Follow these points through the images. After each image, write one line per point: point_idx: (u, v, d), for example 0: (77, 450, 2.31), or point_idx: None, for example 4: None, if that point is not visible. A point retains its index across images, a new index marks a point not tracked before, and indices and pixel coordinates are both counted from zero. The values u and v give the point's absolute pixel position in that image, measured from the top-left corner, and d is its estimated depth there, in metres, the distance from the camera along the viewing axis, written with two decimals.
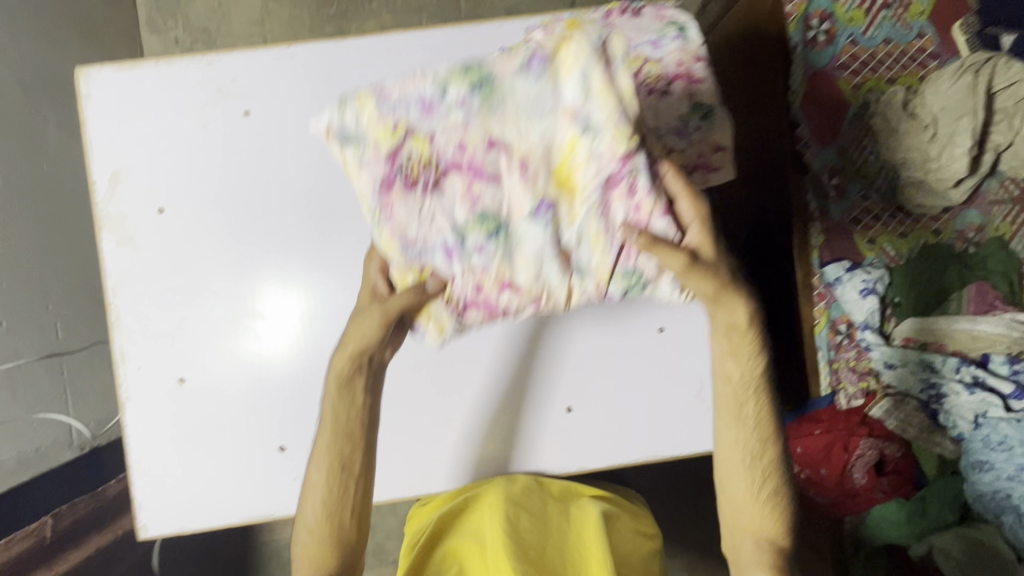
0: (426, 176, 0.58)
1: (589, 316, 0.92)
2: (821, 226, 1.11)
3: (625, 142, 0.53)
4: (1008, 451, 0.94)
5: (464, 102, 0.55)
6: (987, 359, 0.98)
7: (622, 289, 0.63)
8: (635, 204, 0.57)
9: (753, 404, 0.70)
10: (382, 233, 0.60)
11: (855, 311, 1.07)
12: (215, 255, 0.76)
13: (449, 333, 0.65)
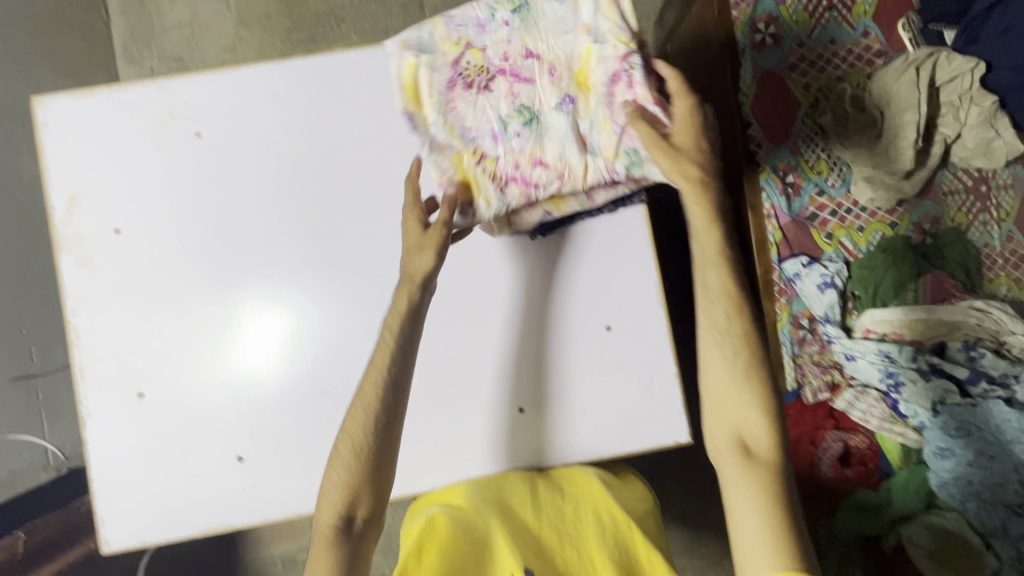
0: (480, 78, 0.74)
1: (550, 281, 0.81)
2: (779, 223, 1.13)
3: (621, 43, 0.70)
4: (966, 436, 0.96)
5: (508, 18, 0.75)
6: (944, 346, 1.03)
7: (625, 167, 0.71)
8: (633, 93, 0.70)
9: (724, 306, 0.73)
10: (443, 121, 0.74)
11: (815, 306, 1.09)
12: (176, 274, 0.79)
13: (495, 204, 0.72)
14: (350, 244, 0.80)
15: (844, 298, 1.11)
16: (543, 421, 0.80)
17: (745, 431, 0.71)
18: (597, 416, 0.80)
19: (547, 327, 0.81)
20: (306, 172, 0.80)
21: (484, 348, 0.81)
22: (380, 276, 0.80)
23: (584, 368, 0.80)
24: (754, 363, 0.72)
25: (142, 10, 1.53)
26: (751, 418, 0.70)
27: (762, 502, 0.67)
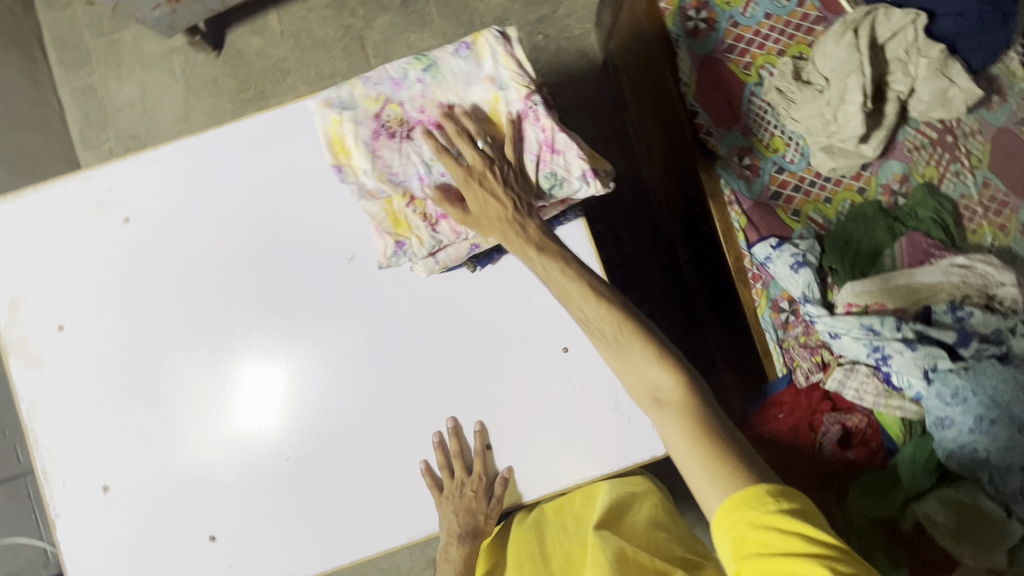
0: (402, 130, 0.68)
1: (495, 318, 0.78)
2: (742, 207, 1.10)
3: (522, 85, 0.66)
4: (963, 402, 0.89)
5: (419, 74, 0.68)
6: (930, 311, 0.98)
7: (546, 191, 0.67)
8: (540, 127, 0.66)
9: (577, 286, 0.68)
10: (373, 169, 0.67)
11: (791, 287, 1.04)
12: (145, 357, 0.79)
13: (428, 246, 0.67)
14: (299, 304, 0.79)
15: (821, 273, 1.06)
16: (515, 455, 0.78)
17: (654, 385, 0.66)
18: (568, 440, 0.77)
19: (504, 358, 0.78)
20: (238, 239, 0.79)
21: (441, 389, 0.78)
22: (332, 331, 0.79)
23: (546, 395, 0.78)
24: (626, 317, 0.67)
25: (95, 96, 1.57)
26: (643, 371, 0.66)
27: (689, 445, 0.62)
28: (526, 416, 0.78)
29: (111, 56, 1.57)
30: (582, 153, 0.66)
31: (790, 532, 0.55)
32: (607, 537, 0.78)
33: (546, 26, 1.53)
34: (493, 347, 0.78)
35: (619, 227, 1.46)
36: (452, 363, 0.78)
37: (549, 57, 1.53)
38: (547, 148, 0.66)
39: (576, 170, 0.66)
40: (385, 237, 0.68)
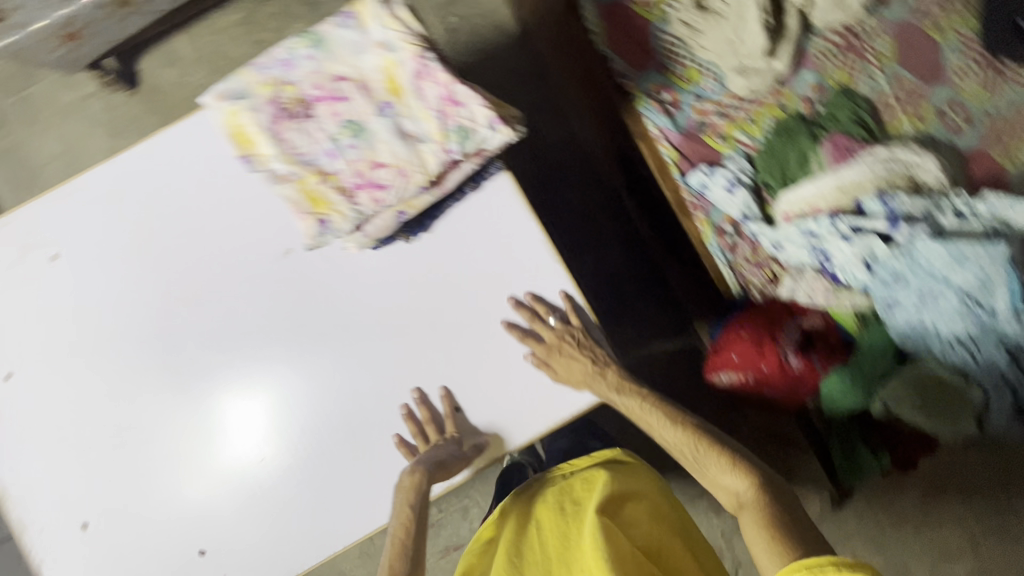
0: (301, 110, 0.68)
1: (441, 284, 0.79)
2: (670, 142, 1.12)
3: (411, 44, 0.65)
4: (904, 283, 0.93)
5: (307, 51, 0.67)
6: (860, 206, 1.00)
7: (459, 145, 0.66)
8: (438, 82, 0.65)
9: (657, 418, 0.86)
10: (279, 154, 0.67)
11: (731, 209, 1.07)
12: (119, 399, 0.79)
13: (349, 218, 0.67)
14: (259, 320, 0.79)
15: (757, 191, 1.10)
16: (486, 414, 0.79)
17: (734, 492, 0.80)
18: (534, 391, 0.78)
19: (458, 323, 0.79)
20: (177, 254, 0.79)
21: (401, 365, 0.79)
22: (295, 337, 0.79)
23: (504, 350, 0.79)
24: (700, 435, 0.84)
25: (18, 156, 1.54)
26: (723, 480, 0.81)
27: (760, 528, 0.73)
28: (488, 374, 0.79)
29: (25, 111, 1.53)
30: (485, 102, 0.66)
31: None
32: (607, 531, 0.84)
33: (456, 7, 1.54)
34: (445, 314, 0.79)
35: (565, 189, 1.48)
36: (407, 337, 0.79)
37: (465, 36, 1.54)
38: (448, 102, 0.65)
39: (481, 119, 0.66)
40: (307, 218, 0.68)
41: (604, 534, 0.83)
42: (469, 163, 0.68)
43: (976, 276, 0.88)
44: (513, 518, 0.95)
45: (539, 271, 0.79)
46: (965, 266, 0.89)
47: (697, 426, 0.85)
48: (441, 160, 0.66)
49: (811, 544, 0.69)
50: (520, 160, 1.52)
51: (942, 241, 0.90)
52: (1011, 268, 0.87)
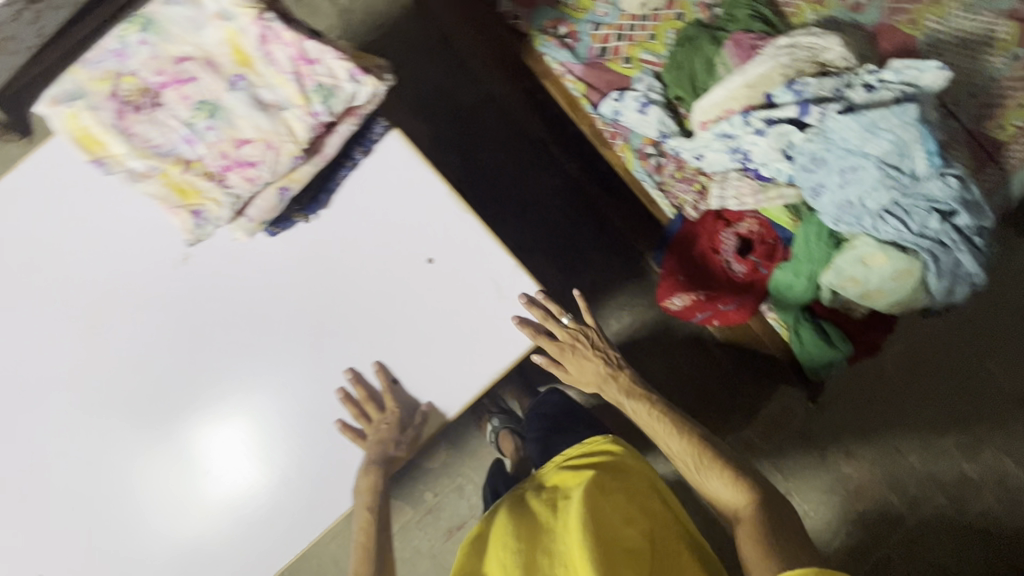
0: (148, 99, 0.67)
1: (352, 257, 0.76)
2: (575, 76, 1.09)
3: (246, 6, 0.66)
4: (824, 165, 0.89)
5: (139, 37, 0.67)
6: (771, 98, 0.97)
7: (324, 104, 0.67)
8: (286, 42, 0.66)
9: (672, 435, 0.96)
10: (132, 149, 0.66)
11: (648, 130, 1.05)
12: (94, 453, 0.79)
13: (225, 203, 0.67)
14: (212, 349, 0.77)
15: (670, 107, 1.08)
16: (429, 382, 0.77)
17: (732, 503, 0.89)
18: (470, 349, 0.77)
19: (377, 294, 0.76)
20: (104, 296, 0.77)
21: (330, 347, 0.77)
22: (251, 362, 0.77)
23: (432, 312, 0.76)
24: (706, 447, 0.93)
25: None
26: (722, 491, 0.90)
27: (756, 545, 0.81)
28: (420, 337, 0.77)
29: None
30: (340, 55, 0.67)
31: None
32: (592, 527, 0.88)
33: None
34: (362, 286, 0.76)
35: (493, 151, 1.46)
36: (328, 319, 0.77)
37: (361, 16, 1.51)
38: (301, 62, 0.66)
39: (340, 72, 0.66)
40: (180, 212, 0.68)
41: (592, 527, 0.88)
42: (347, 123, 0.69)
43: (892, 144, 0.86)
44: (504, 515, 0.99)
45: (449, 225, 0.76)
46: (880, 136, 0.86)
47: (705, 442, 0.94)
48: (307, 125, 0.67)
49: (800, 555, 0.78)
50: (443, 131, 1.51)
51: (852, 115, 0.87)
52: (923, 127, 0.86)
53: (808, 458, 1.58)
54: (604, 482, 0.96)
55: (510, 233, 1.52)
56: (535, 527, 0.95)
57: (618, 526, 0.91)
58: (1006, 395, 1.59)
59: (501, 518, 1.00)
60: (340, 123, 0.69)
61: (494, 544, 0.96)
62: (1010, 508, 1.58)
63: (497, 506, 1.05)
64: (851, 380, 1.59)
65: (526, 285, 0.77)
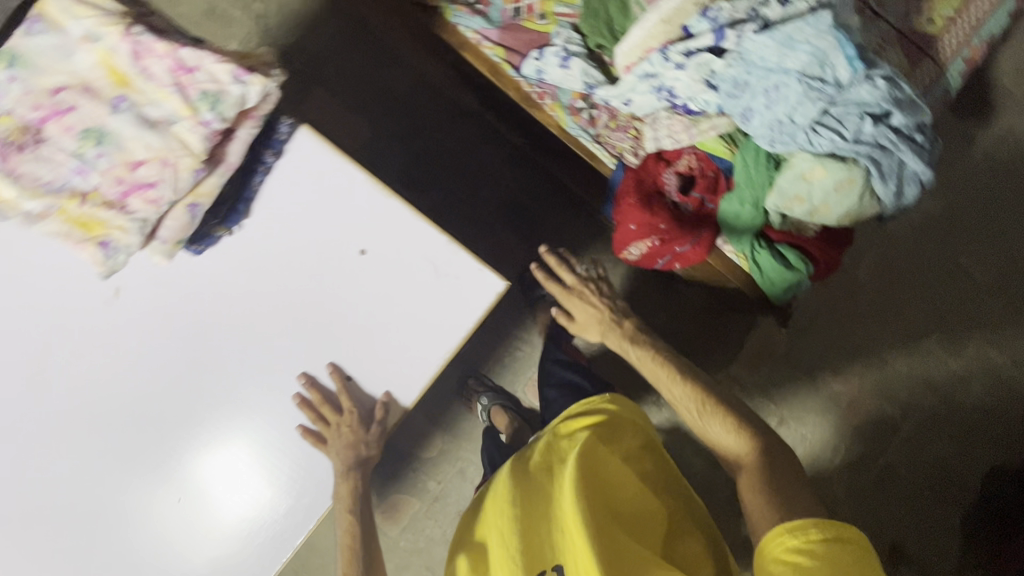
0: (29, 137, 0.66)
1: (287, 262, 0.75)
2: (493, 42, 1.08)
3: (112, 24, 0.65)
4: (748, 88, 0.88)
5: (6, 74, 0.65)
6: (688, 30, 0.94)
7: (213, 110, 0.66)
8: (160, 55, 0.66)
9: (676, 383, 0.98)
10: (23, 190, 0.65)
11: (574, 84, 1.03)
12: (91, 497, 0.75)
13: (130, 228, 0.66)
14: (199, 372, 0.75)
15: (593, 57, 1.05)
16: (384, 371, 0.77)
17: (736, 450, 0.90)
18: (421, 335, 0.76)
19: (318, 296, 0.75)
20: (72, 335, 0.74)
21: (281, 357, 0.76)
22: (244, 383, 0.76)
23: (374, 303, 0.76)
24: (709, 394, 0.95)
25: None
26: (723, 439, 0.91)
27: (755, 492, 0.83)
28: (369, 330, 0.76)
29: None
30: (218, 58, 0.66)
31: (819, 560, 0.71)
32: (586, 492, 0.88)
33: None
34: (302, 289, 0.75)
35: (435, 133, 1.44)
36: (271, 329, 0.75)
37: (277, 18, 1.49)
38: (179, 71, 0.66)
39: (223, 75, 0.66)
40: (87, 246, 0.67)
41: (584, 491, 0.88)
42: (247, 127, 0.70)
43: (810, 55, 0.84)
44: (502, 480, 1.01)
45: (376, 213, 0.75)
46: (798, 49, 0.84)
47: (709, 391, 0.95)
48: (199, 136, 0.66)
49: (798, 503, 0.79)
50: (383, 123, 1.50)
51: (767, 32, 0.85)
52: (839, 33, 0.85)
53: (797, 382, 1.59)
54: (600, 442, 0.97)
55: (466, 211, 1.52)
56: (533, 488, 0.96)
57: (610, 486, 0.92)
58: (977, 287, 1.61)
59: (499, 486, 1.00)
60: (238, 128, 0.69)
61: (494, 510, 0.98)
62: (999, 395, 1.61)
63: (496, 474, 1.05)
64: (826, 301, 1.60)
65: (463, 260, 0.76)
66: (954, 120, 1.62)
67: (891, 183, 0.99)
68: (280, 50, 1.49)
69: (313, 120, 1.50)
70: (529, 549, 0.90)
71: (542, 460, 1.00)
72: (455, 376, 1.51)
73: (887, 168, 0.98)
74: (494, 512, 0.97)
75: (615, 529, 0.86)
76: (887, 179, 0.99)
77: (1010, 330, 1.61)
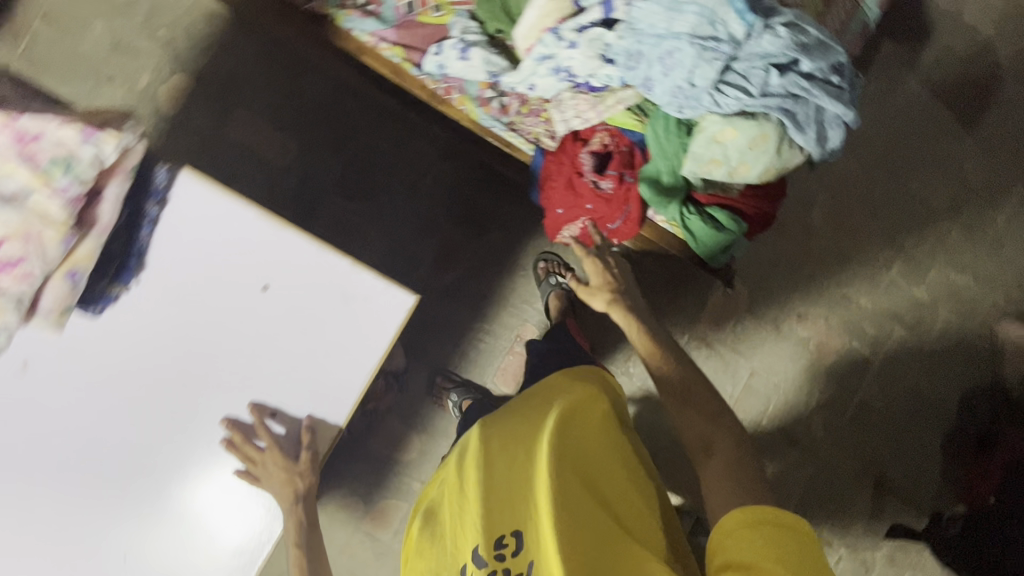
0: None
1: (199, 299, 0.74)
2: (391, 43, 1.05)
3: None
4: (643, 58, 0.85)
5: None
6: (579, 3, 0.90)
7: (70, 175, 0.66)
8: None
9: (664, 364, 0.91)
10: None
11: (478, 74, 1.01)
12: (92, 548, 0.74)
13: (11, 310, 0.66)
14: (170, 396, 0.75)
15: (494, 43, 1.02)
16: (308, 397, 0.77)
17: (703, 437, 0.83)
18: (337, 363, 0.76)
19: (235, 333, 0.75)
20: (37, 395, 0.73)
21: (218, 393, 0.76)
22: (211, 407, 0.76)
23: (288, 336, 0.76)
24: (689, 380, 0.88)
25: None
26: (697, 427, 0.84)
27: (719, 481, 0.77)
28: (287, 361, 0.76)
29: None
30: (62, 121, 0.66)
31: (770, 545, 0.68)
32: (561, 463, 0.88)
33: (160, 17, 1.44)
34: (217, 326, 0.74)
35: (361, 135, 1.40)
36: (204, 362, 0.75)
37: (186, 41, 1.45)
38: (24, 141, 0.65)
39: (73, 138, 0.65)
40: None
41: (560, 459, 0.88)
42: (115, 183, 0.69)
43: (699, 15, 0.82)
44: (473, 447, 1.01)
45: (274, 246, 0.74)
46: (685, 11, 0.82)
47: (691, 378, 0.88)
48: (59, 205, 0.66)
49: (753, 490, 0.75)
50: (312, 136, 1.49)
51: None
52: None
53: (763, 333, 1.60)
54: (572, 414, 0.97)
55: (411, 212, 1.51)
56: (502, 454, 0.96)
57: (584, 457, 0.92)
58: (931, 213, 1.60)
59: (471, 454, 1.00)
60: (104, 187, 0.69)
61: (464, 478, 0.98)
62: (963, 317, 1.62)
63: (468, 440, 1.05)
64: (782, 249, 1.59)
65: (368, 281, 0.75)
66: (889, 48, 1.59)
67: (809, 130, 0.97)
68: (195, 74, 1.45)
69: (241, 141, 1.47)
70: (490, 517, 0.90)
71: (517, 425, 1.00)
72: (424, 376, 1.52)
73: (802, 116, 0.96)
74: (465, 480, 0.97)
75: (583, 497, 0.87)
76: (806, 126, 0.97)
77: (967, 251, 1.61)
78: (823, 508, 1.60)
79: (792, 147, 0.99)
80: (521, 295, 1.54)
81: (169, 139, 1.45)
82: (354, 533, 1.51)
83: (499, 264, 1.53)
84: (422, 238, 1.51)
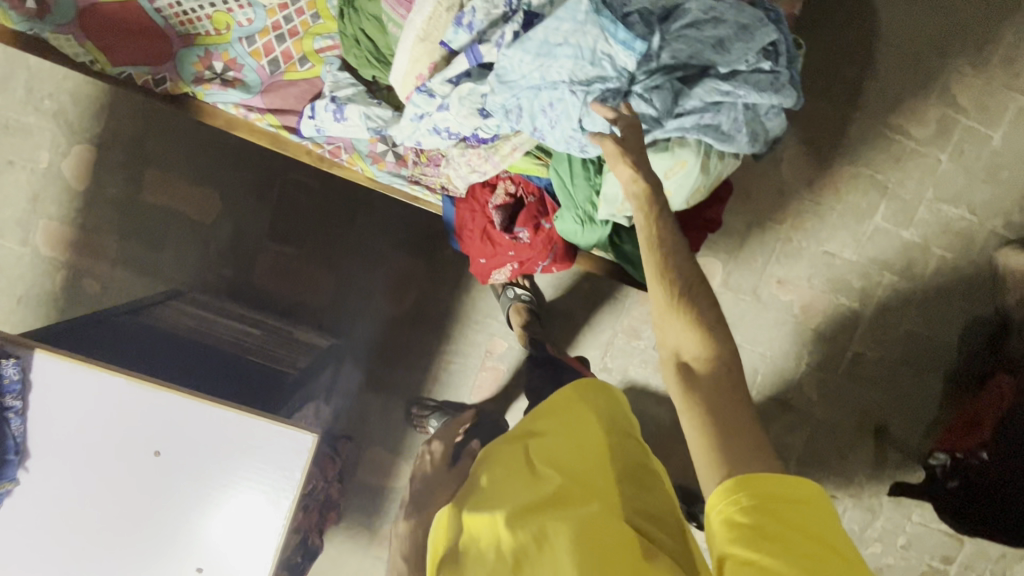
0: None
1: (109, 458, 0.80)
2: (261, 111, 0.95)
3: None
4: (522, 113, 0.77)
5: None
6: (448, 46, 0.80)
7: None
8: None
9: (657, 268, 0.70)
10: None
11: (360, 132, 0.90)
12: None
13: None
14: (118, 535, 0.81)
15: (372, 92, 0.92)
16: (236, 512, 0.82)
17: (673, 347, 0.70)
18: (253, 492, 0.82)
19: (152, 479, 0.81)
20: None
21: (155, 530, 0.81)
22: (156, 538, 0.82)
23: (197, 484, 0.81)
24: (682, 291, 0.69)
25: None
26: (681, 336, 0.68)
27: (700, 420, 0.65)
28: (203, 498, 0.82)
29: None
30: None
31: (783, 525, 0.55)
32: (581, 516, 0.69)
33: (41, 86, 1.33)
34: (132, 478, 0.80)
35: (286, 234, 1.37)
36: (132, 505, 0.81)
37: (74, 107, 1.34)
38: None
39: None
40: None
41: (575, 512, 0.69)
42: None
43: (573, 57, 0.72)
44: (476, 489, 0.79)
45: (154, 409, 0.79)
46: (557, 55, 0.73)
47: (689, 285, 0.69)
48: None
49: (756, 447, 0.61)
50: (232, 183, 1.39)
51: (519, 45, 0.73)
52: (603, 17, 0.71)
53: (743, 303, 1.51)
54: (586, 434, 0.79)
55: (352, 245, 1.43)
56: (505, 493, 0.75)
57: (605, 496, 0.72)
58: (914, 146, 1.45)
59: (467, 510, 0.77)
60: None
61: (466, 530, 0.74)
62: (962, 251, 1.49)
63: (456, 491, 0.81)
64: (753, 213, 1.48)
65: (257, 424, 0.81)
66: None
67: (742, 135, 0.82)
68: (92, 142, 1.35)
69: (159, 203, 1.39)
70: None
71: (515, 468, 0.78)
72: (400, 407, 1.48)
73: (729, 123, 0.81)
74: (473, 543, 0.72)
75: (611, 532, 0.67)
76: (736, 132, 0.82)
77: (959, 180, 1.46)
78: (827, 467, 1.55)
79: (725, 156, 0.85)
80: (482, 311, 1.48)
81: (86, 215, 1.38)
82: (364, 561, 1.52)
83: (455, 282, 1.46)
84: (369, 269, 1.44)
